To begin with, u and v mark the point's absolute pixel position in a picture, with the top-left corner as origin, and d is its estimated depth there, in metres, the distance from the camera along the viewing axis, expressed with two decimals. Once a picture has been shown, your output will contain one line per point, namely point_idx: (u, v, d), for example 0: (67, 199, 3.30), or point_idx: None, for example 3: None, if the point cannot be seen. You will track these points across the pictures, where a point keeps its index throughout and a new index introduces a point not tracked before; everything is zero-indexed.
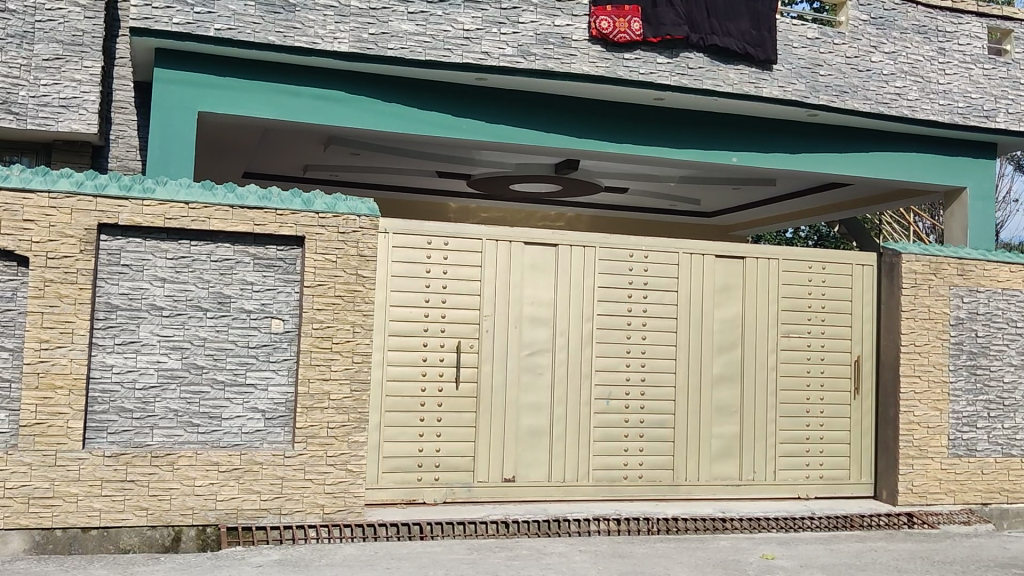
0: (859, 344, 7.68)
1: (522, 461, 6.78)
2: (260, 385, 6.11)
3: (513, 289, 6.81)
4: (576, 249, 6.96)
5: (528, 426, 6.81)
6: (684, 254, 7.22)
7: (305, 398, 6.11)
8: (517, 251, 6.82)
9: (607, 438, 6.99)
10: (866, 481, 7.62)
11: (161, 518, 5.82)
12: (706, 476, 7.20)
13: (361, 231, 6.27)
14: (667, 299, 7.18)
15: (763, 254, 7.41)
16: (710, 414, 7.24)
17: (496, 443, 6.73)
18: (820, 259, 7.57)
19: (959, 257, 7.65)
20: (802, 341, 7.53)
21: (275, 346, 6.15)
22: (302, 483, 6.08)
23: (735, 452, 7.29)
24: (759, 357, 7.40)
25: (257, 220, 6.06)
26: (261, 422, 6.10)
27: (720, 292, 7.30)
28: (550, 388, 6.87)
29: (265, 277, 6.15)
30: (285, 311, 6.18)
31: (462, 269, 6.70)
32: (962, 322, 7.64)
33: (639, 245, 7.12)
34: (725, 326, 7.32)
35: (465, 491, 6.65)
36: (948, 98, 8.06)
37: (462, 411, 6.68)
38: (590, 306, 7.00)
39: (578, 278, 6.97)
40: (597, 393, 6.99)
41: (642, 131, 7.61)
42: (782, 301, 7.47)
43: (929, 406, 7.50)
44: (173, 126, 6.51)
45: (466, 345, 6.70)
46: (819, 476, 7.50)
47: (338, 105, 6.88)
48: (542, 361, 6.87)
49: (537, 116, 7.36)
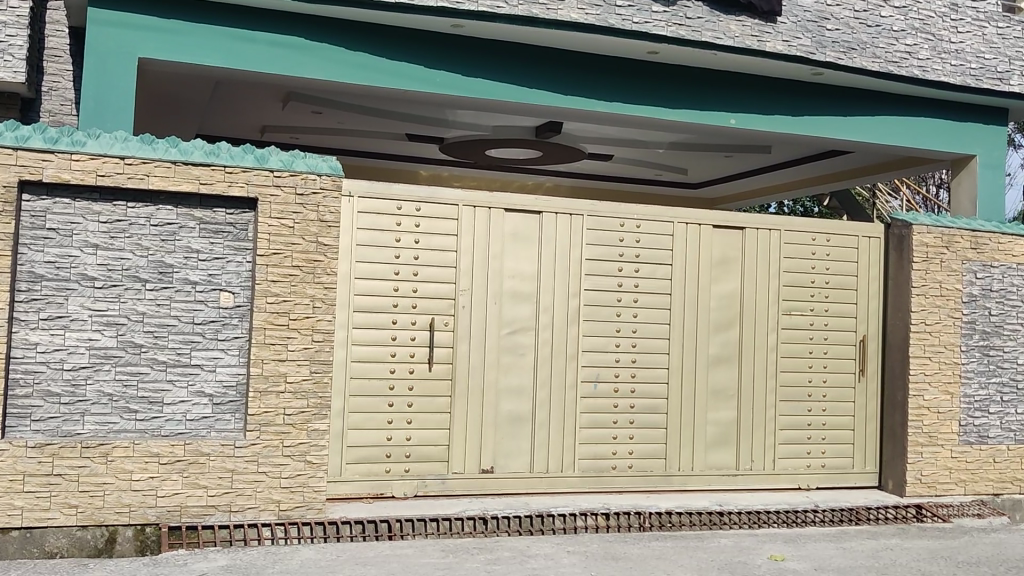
0: (864, 322, 7.09)
1: (501, 450, 6.14)
2: (206, 366, 5.40)
3: (492, 260, 6.14)
4: (562, 217, 6.30)
5: (509, 412, 6.16)
6: (679, 223, 6.58)
7: (259, 381, 5.41)
8: (498, 220, 6.15)
9: (595, 425, 6.37)
10: (870, 470, 7.06)
11: (93, 517, 5.11)
12: (700, 466, 6.59)
13: (322, 192, 5.56)
14: (661, 273, 6.54)
15: (764, 224, 6.80)
16: (705, 398, 6.63)
17: (472, 430, 6.08)
18: (823, 230, 6.97)
19: (973, 229, 7.08)
20: (805, 319, 6.93)
21: (224, 322, 5.45)
22: (255, 477, 5.40)
23: (732, 439, 6.69)
24: (758, 336, 6.78)
25: (204, 179, 5.34)
26: (208, 408, 5.40)
27: (718, 266, 6.68)
28: (533, 371, 6.23)
29: (212, 245, 5.43)
30: (236, 283, 5.47)
31: (436, 238, 6.02)
32: (975, 299, 7.08)
33: (631, 214, 6.47)
34: (722, 303, 6.70)
35: (437, 484, 5.99)
36: (961, 58, 7.47)
37: (435, 395, 6.02)
38: (577, 281, 6.35)
39: (564, 249, 6.31)
40: (584, 376, 6.36)
41: (633, 89, 6.94)
42: (783, 276, 6.86)
43: (939, 390, 6.94)
44: (108, 74, 5.72)
45: (440, 322, 6.03)
46: (820, 465, 6.93)
47: (297, 53, 6.15)
48: (524, 340, 6.22)
49: (518, 70, 6.66)
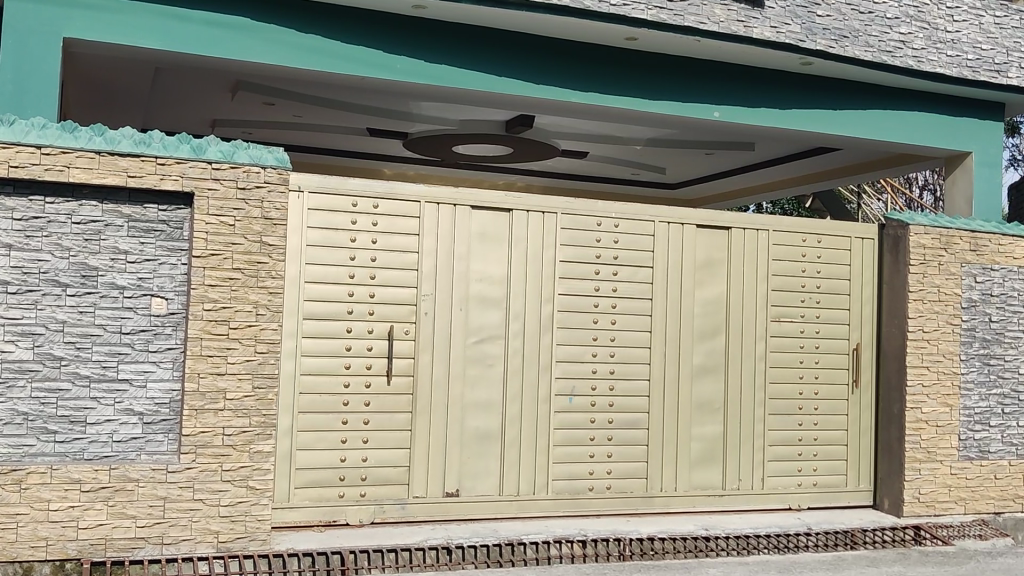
0: (857, 330, 6.61)
1: (467, 471, 5.60)
2: (136, 381, 4.82)
3: (457, 262, 5.60)
4: (534, 215, 5.77)
5: (475, 428, 5.62)
6: (662, 222, 6.07)
7: (195, 398, 4.83)
8: (463, 219, 5.61)
9: (570, 443, 5.84)
10: (864, 488, 6.58)
11: (4, 553, 4.51)
12: (684, 486, 6.08)
13: (267, 186, 5.00)
14: (642, 277, 6.03)
15: (751, 224, 6.30)
16: (689, 412, 6.12)
17: (435, 450, 5.53)
18: (814, 230, 6.48)
19: (972, 229, 6.62)
20: (795, 326, 6.43)
21: (155, 332, 4.86)
22: (190, 505, 4.82)
23: (718, 456, 6.19)
24: (745, 345, 6.28)
25: (132, 171, 4.75)
26: (138, 428, 4.81)
27: (702, 269, 6.18)
28: (502, 384, 5.69)
29: (143, 245, 4.84)
30: (169, 288, 4.89)
31: (395, 238, 5.47)
32: (974, 305, 6.63)
33: (608, 212, 5.95)
34: (707, 310, 6.20)
35: (397, 510, 5.44)
36: (957, 48, 7.03)
37: (394, 411, 5.46)
38: (550, 286, 5.82)
39: (536, 250, 5.78)
40: (558, 388, 5.83)
41: (610, 78, 6.43)
42: (771, 279, 6.36)
43: (938, 402, 6.48)
44: (28, 53, 5.09)
45: (399, 331, 5.48)
46: (812, 484, 6.44)
47: (242, 34, 5.58)
48: (493, 350, 5.68)
49: (486, 56, 6.13)
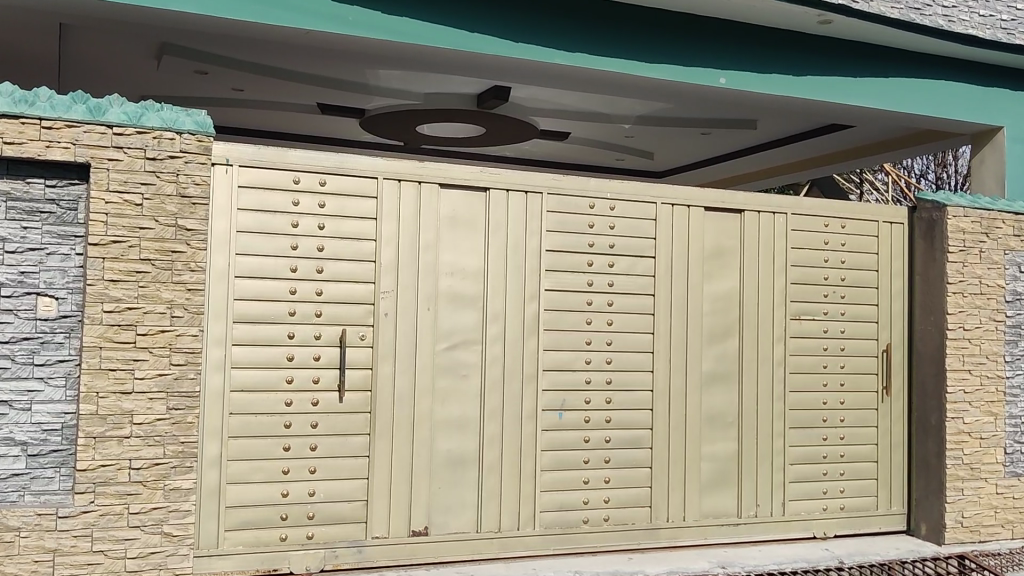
0: (887, 328, 5.73)
1: (438, 503, 4.64)
2: (17, 403, 3.79)
3: (424, 252, 4.64)
4: (515, 195, 4.83)
5: (447, 452, 4.66)
6: (665, 204, 5.15)
7: (92, 424, 3.82)
8: (430, 200, 4.65)
9: (560, 467, 4.89)
10: (898, 511, 5.69)
11: None
12: (695, 516, 5.16)
13: (185, 157, 3.99)
14: (642, 268, 5.11)
15: (767, 206, 5.40)
16: (699, 427, 5.19)
17: (400, 480, 4.56)
18: (838, 213, 5.59)
19: (1016, 211, 5.75)
20: (817, 325, 5.53)
21: (42, 340, 3.84)
22: (88, 559, 3.80)
23: (732, 479, 5.27)
24: (762, 348, 5.37)
25: (8, 136, 3.73)
26: (21, 462, 3.79)
27: (711, 260, 5.27)
28: (478, 399, 4.73)
29: (25, 231, 3.83)
30: (60, 285, 3.87)
31: (347, 224, 4.50)
32: (1019, 298, 5.77)
33: (603, 191, 5.01)
34: (718, 307, 5.28)
35: (352, 554, 4.46)
36: (989, 7, 6.21)
37: (348, 433, 4.48)
38: (534, 280, 4.87)
39: (518, 236, 4.84)
40: (546, 402, 4.88)
41: (599, 37, 5.48)
42: (791, 271, 5.46)
43: (982, 410, 5.61)
44: None
45: (353, 335, 4.50)
46: (839, 508, 5.54)
47: None
48: (467, 358, 4.72)
49: (454, 9, 5.16)
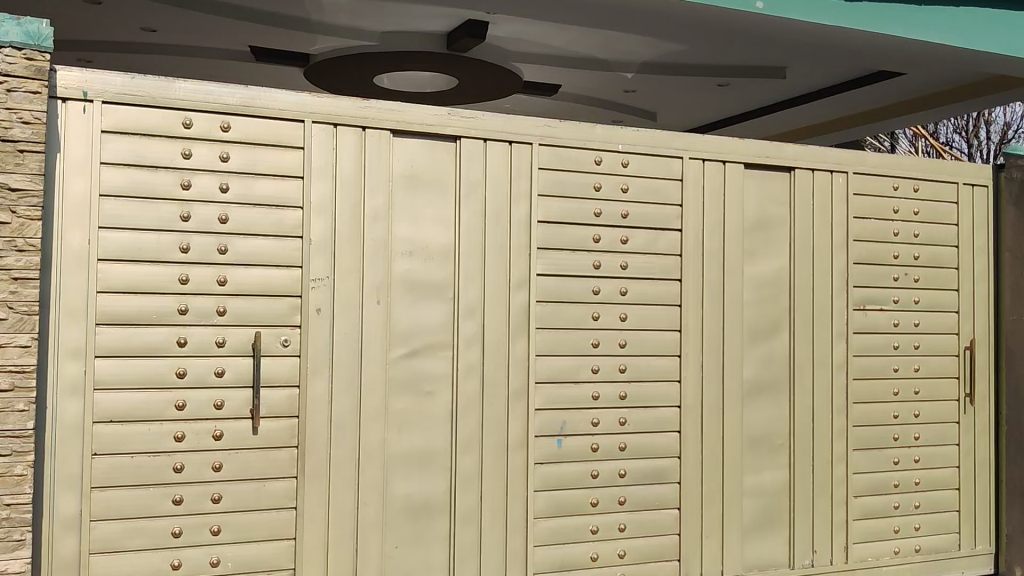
0: (970, 320, 4.51)
1: (394, 568, 3.38)
2: None
3: (370, 224, 3.36)
4: (495, 147, 3.57)
5: (406, 498, 3.41)
6: (694, 160, 3.91)
7: None
8: (378, 152, 3.38)
9: (560, 512, 3.65)
10: (984, 551, 4.48)
11: None
12: (735, 568, 3.94)
13: (7, 82, 2.70)
14: (664, 244, 3.86)
15: (822, 163, 4.17)
16: (739, 452, 3.96)
17: (341, 539, 3.30)
18: (909, 173, 4.36)
19: None
20: (886, 317, 4.31)
21: None
22: None
23: (782, 517, 4.04)
24: (819, 346, 4.14)
25: None
26: None
27: (753, 234, 4.03)
28: (448, 423, 3.48)
29: None
30: None
31: (261, 184, 3.23)
32: None
33: (613, 142, 3.76)
34: (761, 295, 4.04)
35: None
36: None
37: (267, 477, 3.22)
38: (522, 261, 3.61)
39: (500, 202, 3.58)
40: (539, 425, 3.62)
41: None
42: (853, 248, 4.23)
43: None
44: None
45: (272, 340, 3.23)
46: (913, 549, 4.33)
47: None
48: (433, 368, 3.47)
49: None
